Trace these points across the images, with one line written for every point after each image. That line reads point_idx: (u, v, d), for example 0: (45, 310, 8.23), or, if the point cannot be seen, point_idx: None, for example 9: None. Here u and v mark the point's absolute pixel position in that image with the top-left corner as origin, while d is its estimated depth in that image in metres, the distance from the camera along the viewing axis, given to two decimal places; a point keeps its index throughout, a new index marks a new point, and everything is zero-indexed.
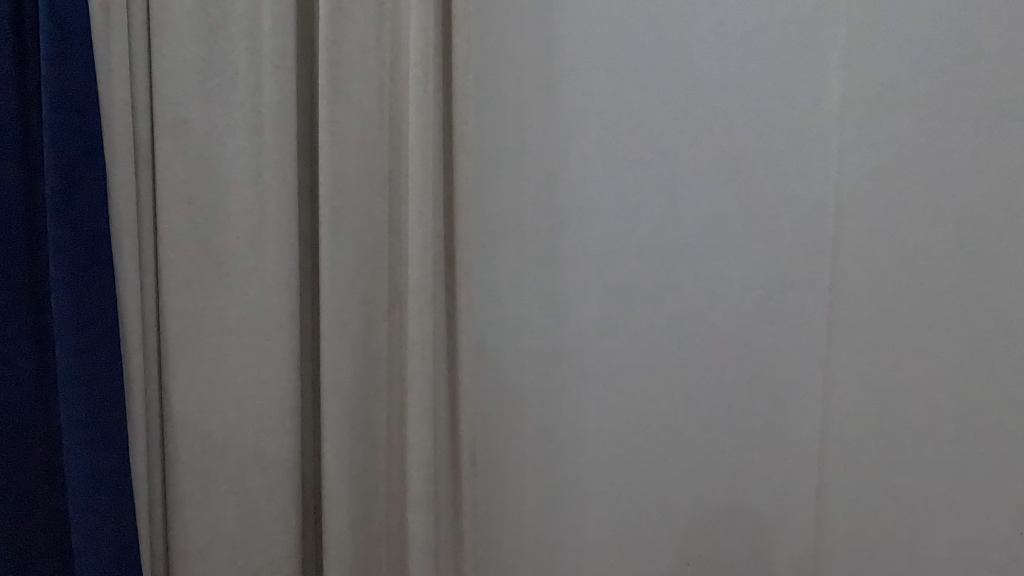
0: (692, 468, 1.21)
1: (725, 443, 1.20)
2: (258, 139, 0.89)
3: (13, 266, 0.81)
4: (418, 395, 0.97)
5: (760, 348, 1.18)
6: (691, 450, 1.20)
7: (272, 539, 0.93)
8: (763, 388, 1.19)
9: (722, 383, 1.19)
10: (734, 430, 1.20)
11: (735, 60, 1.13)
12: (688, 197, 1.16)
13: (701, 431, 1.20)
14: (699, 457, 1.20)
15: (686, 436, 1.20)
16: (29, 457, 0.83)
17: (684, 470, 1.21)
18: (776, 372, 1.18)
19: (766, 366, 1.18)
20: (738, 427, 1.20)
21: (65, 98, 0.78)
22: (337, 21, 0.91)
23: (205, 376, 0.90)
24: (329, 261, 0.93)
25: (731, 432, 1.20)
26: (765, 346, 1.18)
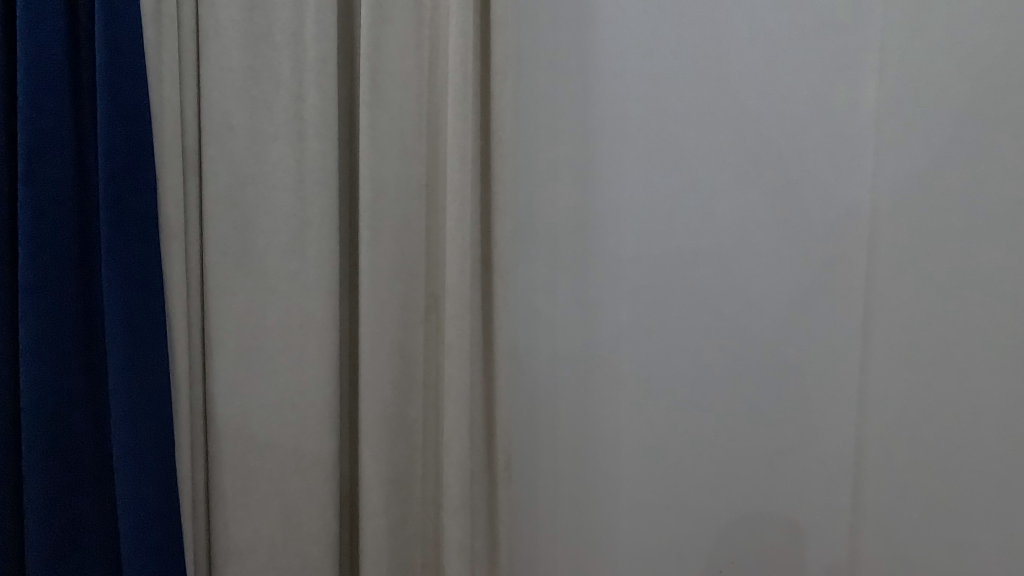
0: (726, 472, 1.21)
1: (759, 445, 1.21)
2: (301, 145, 0.90)
3: (67, 269, 0.83)
4: (455, 398, 0.98)
5: (794, 351, 1.20)
6: (726, 454, 1.21)
7: (312, 540, 0.94)
8: (797, 389, 1.21)
9: (756, 384, 1.20)
10: (769, 432, 1.21)
11: (769, 64, 1.15)
12: (721, 200, 1.16)
13: (735, 432, 1.21)
14: (734, 460, 1.21)
15: (721, 440, 1.20)
16: (80, 456, 0.85)
17: (718, 474, 1.21)
18: (809, 374, 1.21)
19: (799, 368, 1.21)
20: (773, 429, 1.21)
21: (118, 105, 0.80)
22: (378, 28, 0.92)
23: (247, 378, 0.91)
24: (368, 265, 0.94)
25: (766, 434, 1.21)
26: (799, 348, 1.20)
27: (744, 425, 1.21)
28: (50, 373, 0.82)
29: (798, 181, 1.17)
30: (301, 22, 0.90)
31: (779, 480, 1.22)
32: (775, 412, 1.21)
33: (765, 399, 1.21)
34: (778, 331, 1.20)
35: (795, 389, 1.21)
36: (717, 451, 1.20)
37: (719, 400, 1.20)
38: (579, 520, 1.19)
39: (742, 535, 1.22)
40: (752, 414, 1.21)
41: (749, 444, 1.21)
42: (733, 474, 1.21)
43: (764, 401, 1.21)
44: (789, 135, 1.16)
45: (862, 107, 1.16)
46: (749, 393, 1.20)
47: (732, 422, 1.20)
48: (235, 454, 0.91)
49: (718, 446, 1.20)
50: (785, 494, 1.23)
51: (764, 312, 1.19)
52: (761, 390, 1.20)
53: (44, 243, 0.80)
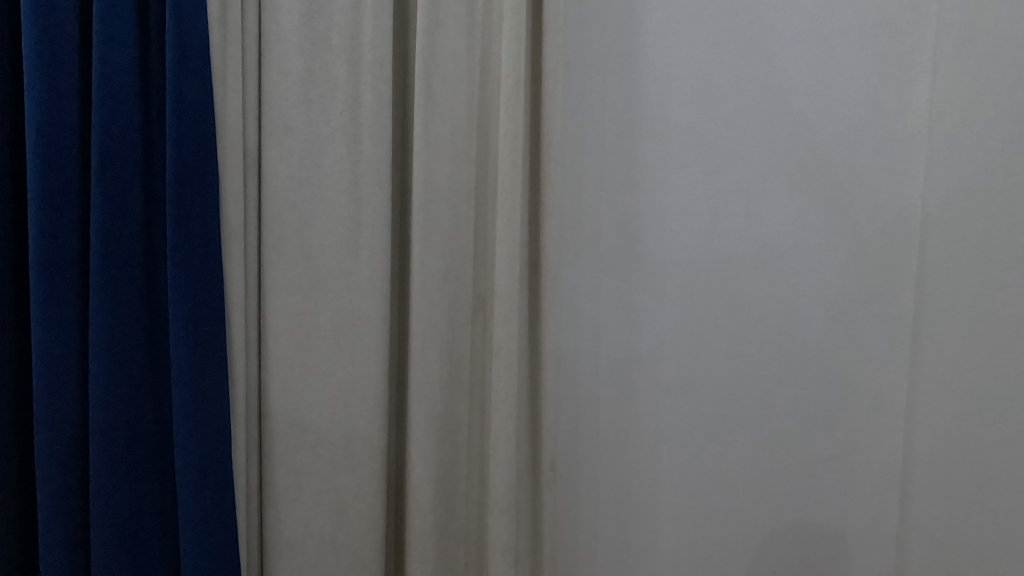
0: (770, 480, 1.19)
1: (805, 454, 1.19)
2: (357, 148, 0.92)
3: (134, 267, 0.85)
4: (503, 398, 0.98)
5: (842, 357, 1.18)
6: (771, 462, 1.19)
7: (361, 536, 0.96)
8: (844, 396, 1.19)
9: (801, 391, 1.18)
10: (816, 440, 1.19)
11: (819, 68, 1.13)
12: (768, 204, 1.15)
13: (780, 439, 1.19)
14: (778, 469, 1.19)
15: (766, 447, 1.19)
16: (142, 448, 0.88)
17: (761, 482, 1.19)
18: (857, 381, 1.18)
19: (847, 375, 1.18)
20: (820, 437, 1.19)
21: (184, 107, 0.83)
22: (431, 32, 0.94)
23: (300, 377, 0.93)
24: (419, 266, 0.95)
25: (812, 442, 1.19)
26: (847, 355, 1.18)
27: (789, 432, 1.19)
28: (117, 368, 0.85)
29: (847, 186, 1.15)
30: (358, 28, 0.92)
31: (825, 489, 1.20)
32: (822, 419, 1.19)
33: (811, 406, 1.19)
34: (825, 337, 1.18)
35: (843, 396, 1.19)
36: (762, 458, 1.19)
37: (764, 407, 1.18)
38: (620, 525, 1.18)
39: (786, 545, 1.20)
40: (797, 421, 1.19)
41: (793, 452, 1.19)
42: (776, 482, 1.19)
43: (810, 408, 1.19)
44: (838, 138, 1.14)
45: (914, 109, 1.14)
46: (794, 399, 1.18)
47: (776, 428, 1.19)
48: (288, 450, 0.93)
49: (762, 453, 1.19)
50: (831, 503, 1.21)
51: (811, 318, 1.17)
52: (808, 397, 1.18)
53: (112, 241, 0.83)
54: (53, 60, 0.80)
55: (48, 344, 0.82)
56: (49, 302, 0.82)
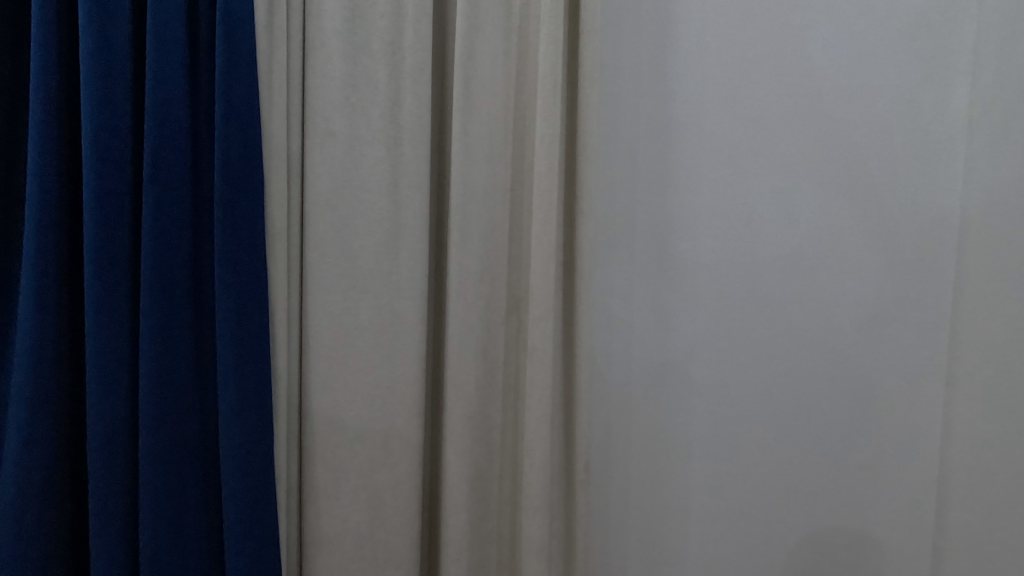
0: (803, 485, 1.18)
1: (840, 459, 1.18)
2: (397, 151, 0.94)
3: (182, 267, 0.88)
4: (538, 399, 0.99)
5: (878, 361, 1.16)
6: (805, 467, 1.18)
7: (397, 532, 0.98)
8: (881, 401, 1.17)
9: (836, 396, 1.17)
10: (851, 446, 1.18)
11: (856, 69, 1.12)
12: (803, 205, 1.14)
13: (814, 443, 1.18)
14: (812, 473, 1.18)
15: (799, 451, 1.18)
16: (188, 443, 0.90)
17: (794, 486, 1.18)
18: (894, 386, 1.17)
19: (884, 380, 1.17)
20: (855, 442, 1.18)
21: (231, 112, 0.85)
22: (470, 36, 0.95)
23: (340, 375, 0.95)
24: (457, 267, 0.97)
25: (848, 447, 1.18)
26: (883, 359, 1.16)
27: (824, 435, 1.18)
28: (166, 364, 0.87)
29: (883, 186, 1.14)
30: (399, 33, 0.94)
31: (860, 496, 1.18)
32: (858, 423, 1.17)
33: (846, 409, 1.17)
34: (861, 341, 1.16)
35: (879, 401, 1.17)
36: (795, 462, 1.18)
37: (797, 410, 1.17)
38: (652, 526, 1.18)
39: (820, 549, 1.19)
40: (832, 424, 1.17)
41: (828, 455, 1.18)
42: (810, 486, 1.18)
43: (845, 412, 1.17)
44: (874, 140, 1.13)
45: (953, 110, 1.12)
46: (829, 403, 1.17)
47: (810, 432, 1.18)
48: (327, 447, 0.95)
49: (795, 457, 1.18)
50: (867, 510, 1.19)
51: (847, 321, 1.16)
52: (842, 400, 1.17)
53: (163, 241, 0.86)
54: (108, 66, 0.83)
55: (102, 342, 0.85)
56: (102, 299, 0.84)
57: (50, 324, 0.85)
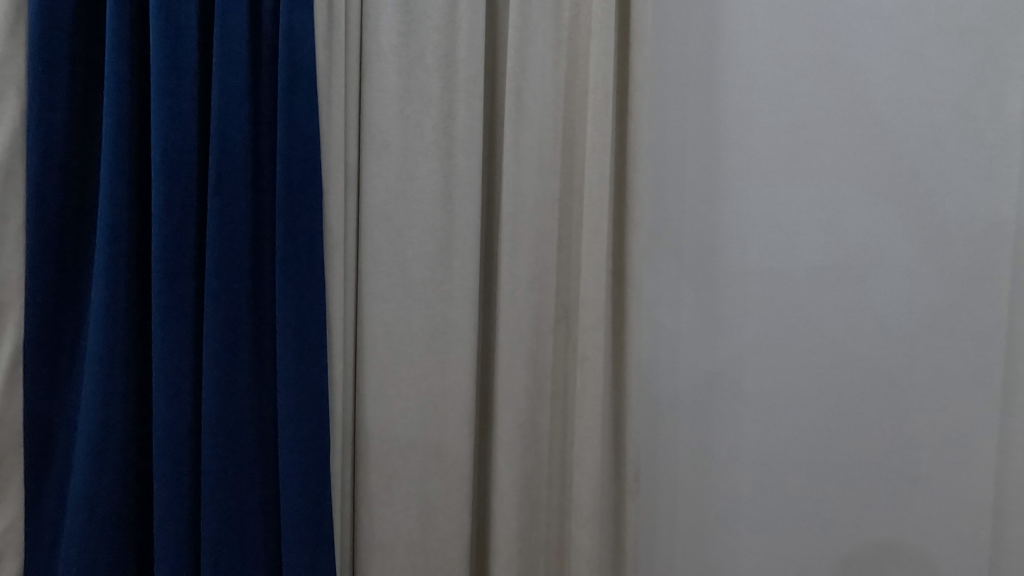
0: (854, 497, 1.16)
1: (893, 471, 1.15)
2: (450, 161, 0.96)
3: (243, 277, 0.90)
4: (589, 407, 0.99)
5: (934, 372, 1.13)
6: (856, 479, 1.16)
7: (449, 540, 0.98)
8: (938, 415, 1.14)
9: (889, 407, 1.15)
10: (905, 458, 1.15)
11: (906, 74, 1.10)
12: (852, 213, 1.13)
13: (866, 455, 1.15)
14: (863, 486, 1.16)
15: (851, 463, 1.16)
16: (247, 449, 0.92)
17: (845, 498, 1.16)
18: (951, 400, 1.13)
19: (941, 393, 1.13)
20: (910, 455, 1.15)
21: (292, 125, 0.87)
22: (522, 48, 0.96)
23: (393, 382, 0.96)
24: (508, 276, 0.98)
25: (902, 460, 1.15)
26: (939, 370, 1.13)
27: (876, 447, 1.15)
28: (228, 372, 0.89)
29: (935, 193, 1.11)
30: (452, 46, 0.95)
31: (914, 511, 1.15)
32: (913, 435, 1.14)
33: (900, 420, 1.14)
34: (915, 349, 1.14)
35: (935, 414, 1.14)
36: (846, 474, 1.16)
37: (848, 421, 1.15)
38: (700, 538, 1.17)
39: (872, 563, 1.16)
40: (884, 435, 1.15)
41: (880, 467, 1.15)
42: (861, 498, 1.16)
43: (898, 423, 1.15)
44: (925, 145, 1.11)
45: (1008, 113, 1.09)
46: (881, 414, 1.15)
47: (861, 443, 1.15)
48: (381, 454, 0.96)
49: (847, 469, 1.16)
50: (924, 526, 1.15)
51: (899, 330, 1.14)
52: (895, 412, 1.14)
53: (226, 252, 0.88)
54: (177, 83, 0.86)
55: (167, 349, 0.87)
56: (169, 309, 0.87)
57: (121, 331, 0.88)
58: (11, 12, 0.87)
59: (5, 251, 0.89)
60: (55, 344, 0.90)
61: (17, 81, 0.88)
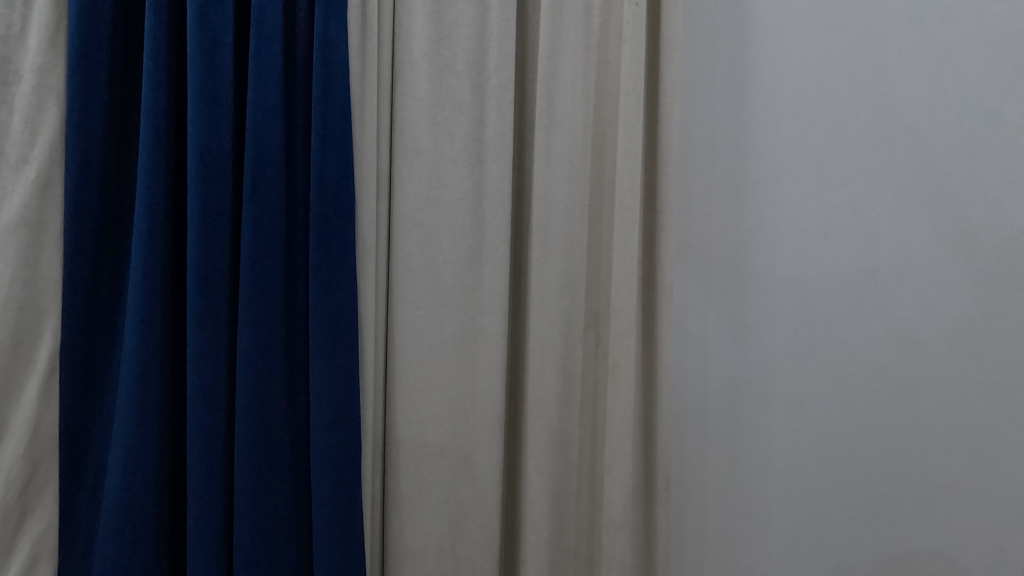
0: (891, 519, 1.09)
1: (937, 497, 1.06)
2: (480, 168, 0.96)
3: (277, 284, 0.90)
4: (620, 414, 0.99)
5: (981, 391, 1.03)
6: (893, 500, 1.09)
7: (479, 549, 0.97)
8: (988, 440, 1.03)
9: (925, 427, 1.06)
10: (954, 485, 1.05)
11: (936, 76, 1.03)
12: (883, 218, 1.07)
13: (909, 470, 1.08)
14: (901, 508, 1.08)
15: (888, 483, 1.09)
16: (280, 456, 0.92)
17: (880, 519, 1.09)
18: (1004, 426, 1.02)
19: (992, 415, 1.02)
20: (960, 482, 1.05)
21: (326, 133, 0.88)
22: (553, 56, 0.97)
23: (424, 389, 0.96)
24: (539, 282, 0.97)
25: (950, 486, 1.05)
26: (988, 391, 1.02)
27: (923, 462, 1.07)
28: (260, 379, 0.89)
29: (968, 201, 1.02)
30: (483, 54, 0.96)
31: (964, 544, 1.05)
32: (970, 453, 1.04)
33: (952, 435, 1.05)
34: (967, 359, 1.04)
35: (982, 439, 1.03)
36: (887, 488, 1.09)
37: (887, 432, 1.09)
38: (730, 547, 1.15)
39: None
40: (932, 450, 1.06)
41: (929, 485, 1.06)
42: (900, 522, 1.08)
43: (951, 439, 1.05)
44: (960, 149, 1.02)
45: None
46: (929, 428, 1.06)
47: (905, 456, 1.08)
48: (411, 461, 0.96)
49: (883, 490, 1.09)
50: (979, 563, 1.04)
51: (926, 346, 1.06)
52: (937, 432, 1.05)
53: (260, 259, 0.88)
54: (213, 91, 0.87)
55: (202, 355, 0.88)
56: (204, 316, 0.87)
57: (156, 339, 0.89)
58: (52, 24, 0.88)
59: (44, 258, 0.90)
60: (91, 351, 0.91)
61: (56, 92, 0.89)
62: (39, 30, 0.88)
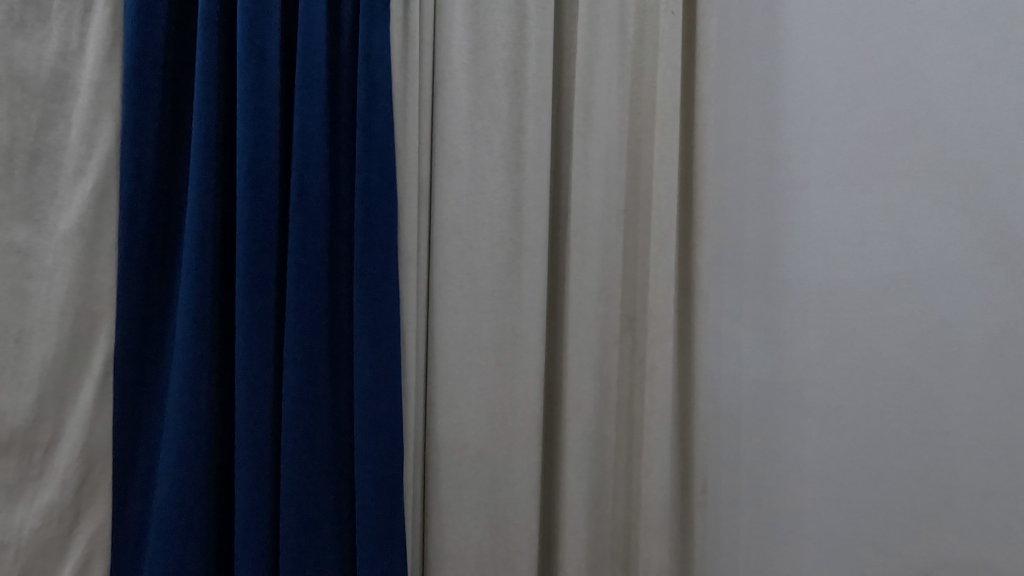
0: (932, 526, 1.07)
1: (981, 503, 1.05)
2: (518, 175, 0.98)
3: (321, 290, 0.92)
4: (658, 418, 0.99)
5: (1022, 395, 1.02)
6: (935, 507, 1.07)
7: (517, 551, 0.99)
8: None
9: (967, 431, 1.05)
10: (997, 489, 1.04)
11: (975, 76, 1.02)
12: (920, 220, 1.06)
13: (949, 475, 1.06)
14: (944, 515, 1.07)
15: (929, 489, 1.07)
16: (325, 457, 0.95)
17: (921, 526, 1.08)
18: None
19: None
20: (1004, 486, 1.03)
21: (370, 143, 0.90)
22: (590, 65, 0.98)
23: (463, 393, 0.97)
24: (576, 287, 0.99)
25: (993, 491, 1.04)
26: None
27: (962, 467, 1.06)
28: (306, 383, 0.92)
29: (1006, 200, 1.02)
30: (521, 62, 0.97)
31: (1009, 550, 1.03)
32: (1012, 458, 1.03)
33: (993, 439, 1.04)
34: (1008, 363, 1.03)
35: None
36: (929, 494, 1.07)
37: (926, 437, 1.07)
38: (766, 555, 1.14)
39: None
40: (975, 456, 1.05)
41: (969, 490, 1.05)
42: (942, 529, 1.07)
43: (992, 444, 1.04)
44: (998, 149, 1.02)
45: None
46: (969, 433, 1.05)
47: (945, 461, 1.06)
48: (450, 464, 0.97)
49: (925, 497, 1.07)
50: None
51: (966, 348, 1.05)
52: (979, 435, 1.05)
53: (305, 265, 0.90)
54: (261, 103, 0.89)
55: (248, 361, 0.90)
56: (252, 321, 0.90)
57: (204, 343, 0.91)
58: (108, 40, 0.92)
59: (100, 265, 0.94)
60: (142, 356, 0.94)
61: (112, 105, 0.93)
62: (96, 47, 0.92)
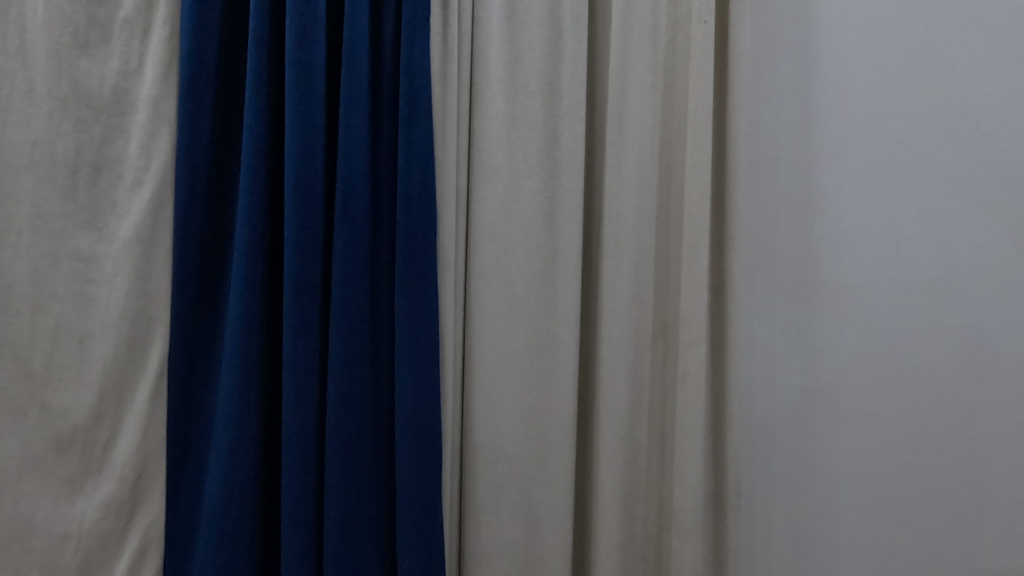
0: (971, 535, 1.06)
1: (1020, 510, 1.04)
2: (553, 183, 1.01)
3: (363, 294, 0.96)
4: (692, 422, 1.00)
5: None
6: (974, 514, 1.06)
7: (552, 550, 1.01)
8: None
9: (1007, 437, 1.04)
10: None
11: (1014, 81, 1.02)
12: (959, 224, 1.06)
13: (989, 482, 1.05)
14: (983, 522, 1.06)
15: (968, 497, 1.06)
16: (367, 456, 0.98)
17: (959, 534, 1.07)
18: None
19: None
20: None
21: (411, 154, 0.94)
22: (623, 74, 1.00)
23: (499, 396, 0.99)
24: (609, 292, 1.00)
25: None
26: None
27: (1001, 474, 1.05)
28: (349, 384, 0.95)
29: None
30: (556, 73, 1.00)
31: None
32: None
33: None
34: None
35: None
36: (967, 501, 1.06)
37: (965, 444, 1.06)
38: (799, 562, 1.14)
39: None
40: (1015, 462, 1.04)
41: (1009, 498, 1.04)
42: (980, 538, 1.06)
43: None
44: None
45: None
46: (1008, 439, 1.04)
47: (984, 468, 1.05)
48: (487, 465, 0.99)
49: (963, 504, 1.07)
50: None
51: (1005, 354, 1.04)
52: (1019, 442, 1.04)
53: (349, 271, 0.94)
54: (307, 116, 0.94)
55: (295, 363, 0.94)
56: (299, 324, 0.94)
57: (253, 344, 0.95)
58: (165, 58, 0.97)
59: (155, 271, 0.99)
60: (194, 357, 0.98)
61: (168, 119, 0.98)
62: (154, 65, 0.97)
